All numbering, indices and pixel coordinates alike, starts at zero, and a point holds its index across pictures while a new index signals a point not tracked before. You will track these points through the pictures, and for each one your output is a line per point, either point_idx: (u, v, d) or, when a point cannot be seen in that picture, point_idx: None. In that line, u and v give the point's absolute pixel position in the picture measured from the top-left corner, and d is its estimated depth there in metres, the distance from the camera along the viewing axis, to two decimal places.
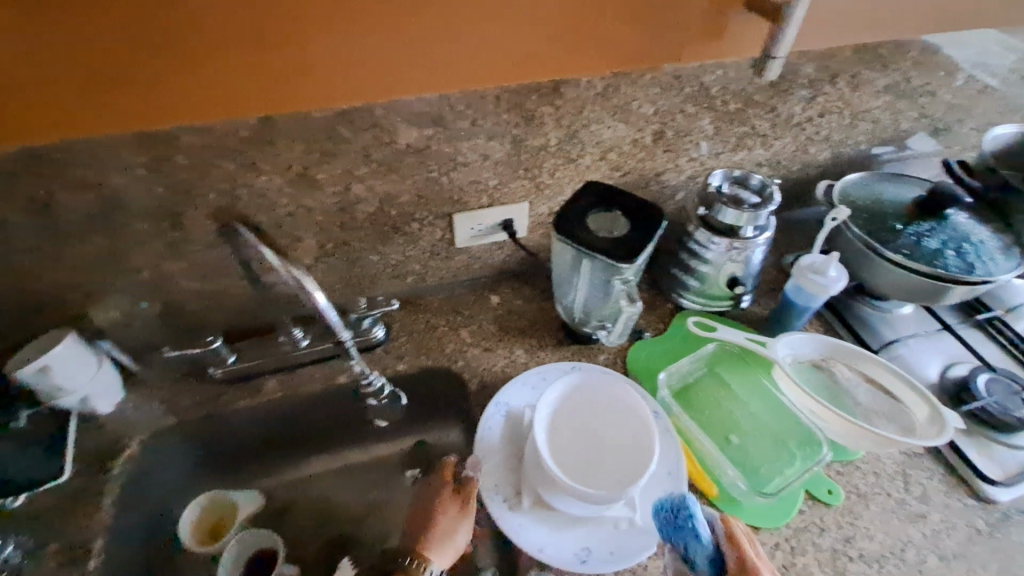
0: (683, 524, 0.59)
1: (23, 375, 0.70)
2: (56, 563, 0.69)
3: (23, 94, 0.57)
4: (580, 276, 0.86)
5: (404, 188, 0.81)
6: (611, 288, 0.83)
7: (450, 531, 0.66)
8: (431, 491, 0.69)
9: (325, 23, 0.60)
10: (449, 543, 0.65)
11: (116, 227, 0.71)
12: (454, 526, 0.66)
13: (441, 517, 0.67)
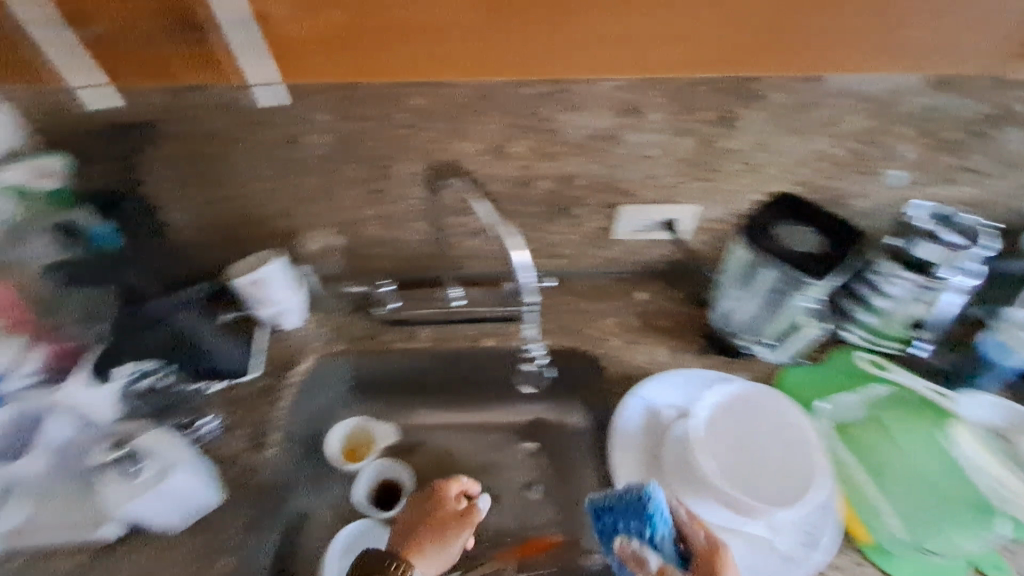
0: (624, 518, 0.63)
1: (241, 284, 0.84)
2: (242, 444, 0.80)
3: (303, 37, 0.67)
4: (750, 287, 0.87)
5: (582, 172, 0.84)
6: (784, 305, 0.85)
7: (433, 543, 0.76)
8: (422, 501, 0.80)
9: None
10: (423, 554, 0.75)
11: (335, 169, 0.82)
12: (447, 539, 0.76)
13: (428, 530, 0.77)
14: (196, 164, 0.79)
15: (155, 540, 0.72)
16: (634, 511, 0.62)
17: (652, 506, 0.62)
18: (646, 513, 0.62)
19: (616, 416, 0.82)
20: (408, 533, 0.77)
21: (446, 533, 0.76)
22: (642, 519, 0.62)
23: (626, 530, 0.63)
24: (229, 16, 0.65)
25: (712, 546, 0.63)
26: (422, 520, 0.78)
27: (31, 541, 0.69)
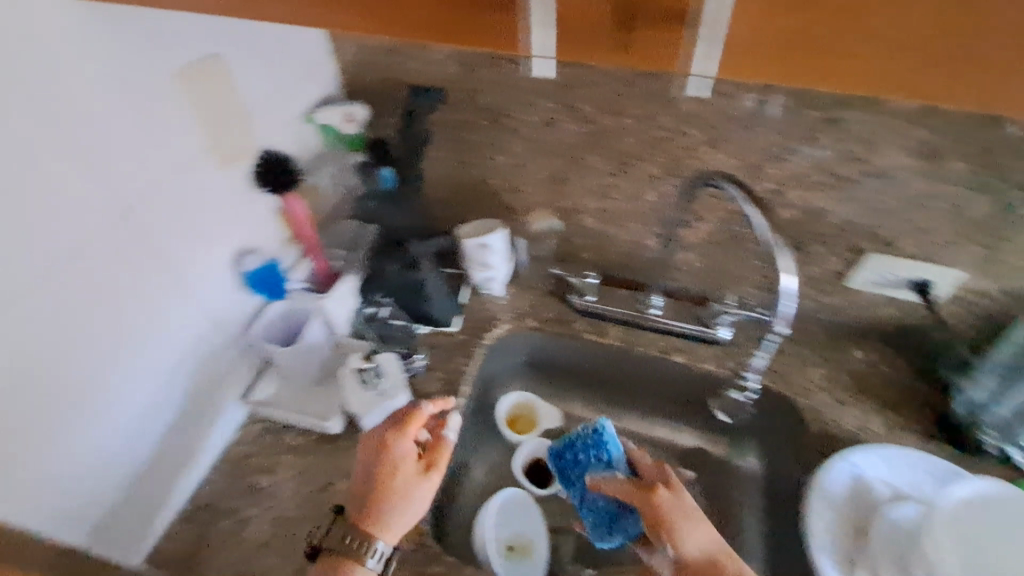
0: (583, 451, 0.77)
1: (468, 244, 0.89)
2: (438, 387, 0.88)
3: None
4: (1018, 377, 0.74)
5: (836, 210, 0.78)
6: None
7: (396, 498, 0.66)
8: (380, 457, 0.69)
9: None
10: (393, 521, 0.65)
11: (580, 158, 0.85)
12: (412, 501, 0.67)
13: (388, 481, 0.67)
14: (458, 131, 0.88)
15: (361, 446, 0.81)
16: (590, 441, 0.76)
17: (604, 433, 0.76)
18: (601, 440, 0.76)
19: (818, 476, 0.76)
20: (367, 495, 0.67)
21: (409, 485, 0.67)
22: (597, 445, 0.76)
23: (591, 465, 0.75)
24: None
25: (664, 474, 0.70)
26: (379, 474, 0.68)
27: (274, 412, 0.82)
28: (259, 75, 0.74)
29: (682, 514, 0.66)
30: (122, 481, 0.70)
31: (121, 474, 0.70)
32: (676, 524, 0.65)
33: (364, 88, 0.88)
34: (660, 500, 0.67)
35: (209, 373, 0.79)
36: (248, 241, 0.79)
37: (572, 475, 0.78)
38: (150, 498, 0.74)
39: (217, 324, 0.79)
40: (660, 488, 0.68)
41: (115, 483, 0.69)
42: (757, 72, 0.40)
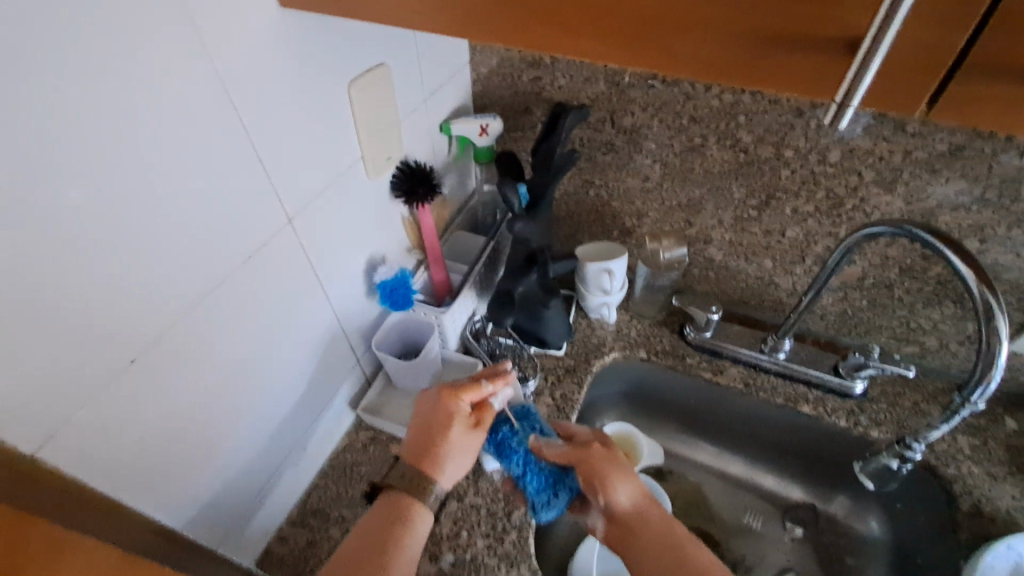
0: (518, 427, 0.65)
1: (590, 268, 0.87)
2: (546, 412, 0.85)
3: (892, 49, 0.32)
4: None
5: (1019, 267, 0.70)
6: None
7: (447, 448, 0.60)
8: (439, 404, 0.61)
9: None
10: (446, 468, 0.60)
11: (720, 187, 0.81)
12: (470, 449, 0.61)
13: (436, 432, 0.60)
14: (592, 151, 0.87)
15: (469, 465, 0.80)
16: (522, 415, 0.67)
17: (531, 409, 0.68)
18: (530, 414, 0.67)
19: (977, 559, 0.66)
20: (418, 442, 0.61)
21: (457, 440, 0.60)
22: (529, 418, 0.67)
23: (525, 433, 0.65)
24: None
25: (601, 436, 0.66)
26: (431, 421, 0.61)
27: (387, 424, 0.82)
28: (408, 85, 0.73)
29: (613, 468, 0.60)
30: (254, 493, 0.68)
31: (262, 486, 0.69)
32: (616, 484, 0.59)
33: (501, 102, 0.88)
34: (596, 457, 0.60)
35: (333, 384, 0.78)
36: (378, 251, 0.78)
37: (510, 450, 0.63)
38: (279, 509, 0.73)
39: (344, 336, 0.77)
40: (593, 445, 0.62)
41: (248, 496, 0.67)
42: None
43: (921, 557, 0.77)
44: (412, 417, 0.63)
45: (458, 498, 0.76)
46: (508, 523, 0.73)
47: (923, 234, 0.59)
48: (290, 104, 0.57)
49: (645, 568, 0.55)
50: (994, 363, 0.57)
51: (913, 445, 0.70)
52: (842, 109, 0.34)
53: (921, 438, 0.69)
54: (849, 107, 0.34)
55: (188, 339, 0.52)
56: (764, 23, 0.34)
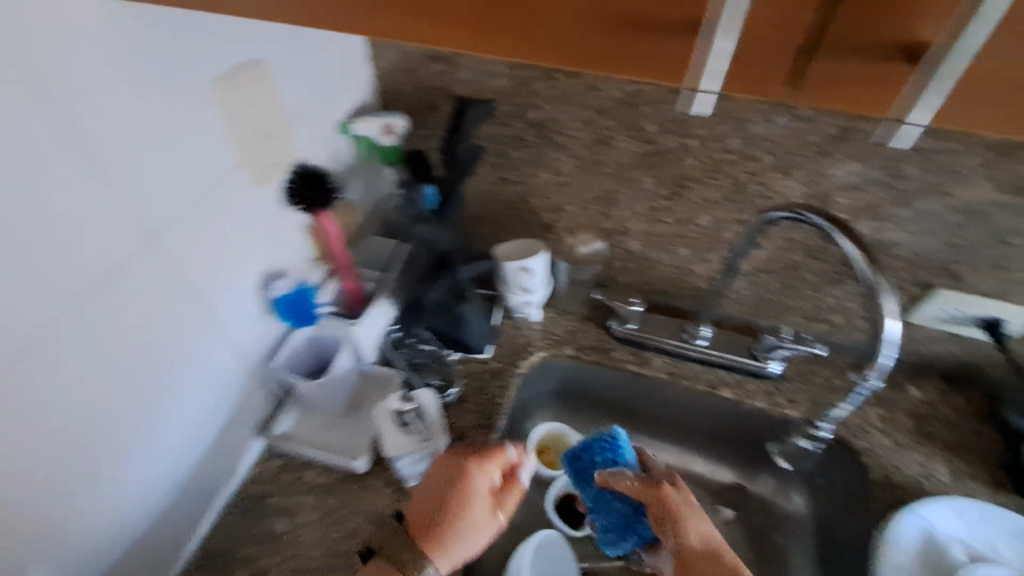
0: (599, 455, 0.66)
1: (508, 268, 0.84)
2: (472, 421, 0.81)
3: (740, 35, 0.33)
4: None
5: (912, 243, 0.73)
6: None
7: (464, 526, 0.56)
8: (452, 480, 0.58)
9: None
10: (454, 549, 0.56)
11: (632, 178, 0.81)
12: (478, 535, 0.57)
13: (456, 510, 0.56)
14: (504, 147, 0.84)
15: (390, 484, 0.75)
16: (607, 444, 0.66)
17: (620, 436, 0.66)
18: (617, 444, 0.66)
19: (887, 527, 0.68)
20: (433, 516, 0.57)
21: (467, 526, 0.56)
22: (615, 450, 0.65)
23: (602, 463, 0.65)
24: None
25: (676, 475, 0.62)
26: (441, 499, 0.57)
27: (296, 448, 0.76)
28: (295, 83, 0.68)
29: (684, 509, 0.57)
30: (131, 536, 0.62)
31: (142, 526, 0.63)
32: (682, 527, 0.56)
33: (404, 99, 0.83)
34: (667, 496, 0.58)
35: (231, 409, 0.72)
36: (276, 263, 0.73)
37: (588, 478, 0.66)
38: (168, 547, 0.67)
39: (240, 357, 0.71)
40: (666, 485, 0.59)
41: (122, 539, 0.61)
42: (971, 123, 0.34)
43: (839, 529, 0.79)
44: (417, 486, 0.60)
45: (379, 522, 0.72)
46: None
47: (818, 219, 0.60)
48: (147, 105, 0.51)
49: None
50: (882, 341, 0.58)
51: (819, 424, 0.73)
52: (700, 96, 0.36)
53: (826, 418, 0.72)
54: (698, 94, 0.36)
55: (22, 384, 0.46)
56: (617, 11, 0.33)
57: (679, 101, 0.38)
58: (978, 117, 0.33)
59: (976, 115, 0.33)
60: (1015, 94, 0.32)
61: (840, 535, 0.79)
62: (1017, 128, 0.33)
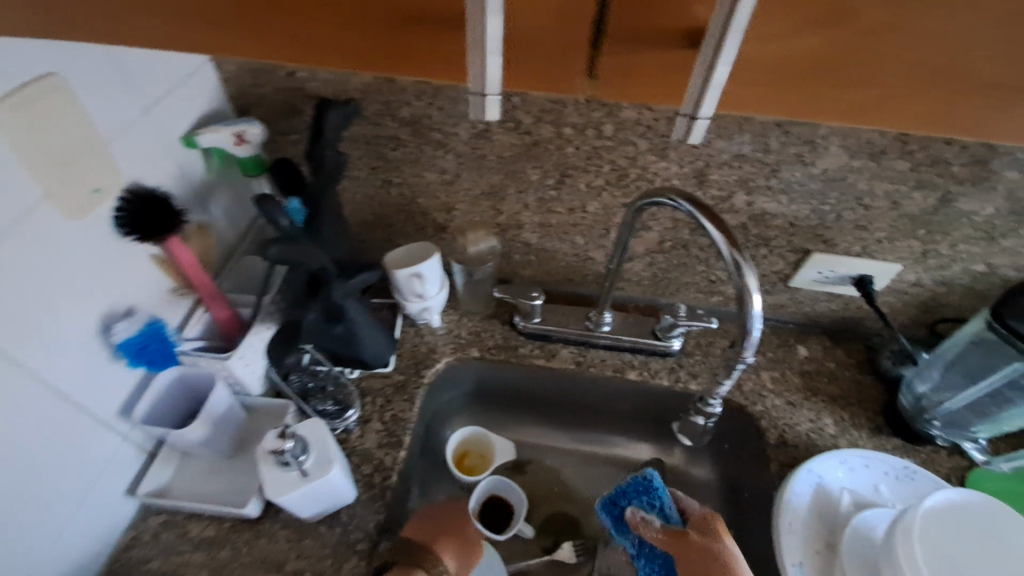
0: (634, 499, 0.68)
1: (399, 276, 0.80)
2: (376, 442, 0.77)
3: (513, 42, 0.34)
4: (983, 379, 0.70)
5: (784, 213, 0.76)
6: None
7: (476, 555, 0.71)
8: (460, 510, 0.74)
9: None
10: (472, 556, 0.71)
11: (516, 171, 0.78)
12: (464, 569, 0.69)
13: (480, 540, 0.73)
14: (379, 147, 0.78)
15: (289, 525, 0.69)
16: (641, 488, 0.67)
17: (655, 478, 0.67)
18: (652, 486, 0.67)
19: (784, 489, 0.71)
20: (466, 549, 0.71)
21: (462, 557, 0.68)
22: (650, 492, 0.67)
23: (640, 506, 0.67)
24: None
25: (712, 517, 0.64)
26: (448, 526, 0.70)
27: (175, 502, 0.69)
28: (113, 97, 0.60)
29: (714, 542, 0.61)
30: None
31: None
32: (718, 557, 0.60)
33: (259, 103, 0.75)
34: (696, 550, 0.61)
35: (83, 478, 0.62)
36: (119, 303, 0.63)
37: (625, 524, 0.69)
38: None
39: (89, 415, 0.62)
40: (697, 539, 0.62)
41: None
42: (766, 108, 0.36)
43: (746, 491, 0.83)
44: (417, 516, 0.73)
45: (278, 567, 0.66)
46: None
47: (686, 205, 0.60)
48: None
49: None
50: (751, 320, 0.59)
51: (711, 401, 0.73)
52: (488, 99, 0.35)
53: (715, 395, 0.72)
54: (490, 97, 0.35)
55: None
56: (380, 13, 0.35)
57: (471, 107, 0.36)
58: (767, 103, 0.35)
59: (768, 101, 0.35)
60: (792, 82, 0.34)
61: (746, 497, 0.83)
62: (802, 108, 0.35)
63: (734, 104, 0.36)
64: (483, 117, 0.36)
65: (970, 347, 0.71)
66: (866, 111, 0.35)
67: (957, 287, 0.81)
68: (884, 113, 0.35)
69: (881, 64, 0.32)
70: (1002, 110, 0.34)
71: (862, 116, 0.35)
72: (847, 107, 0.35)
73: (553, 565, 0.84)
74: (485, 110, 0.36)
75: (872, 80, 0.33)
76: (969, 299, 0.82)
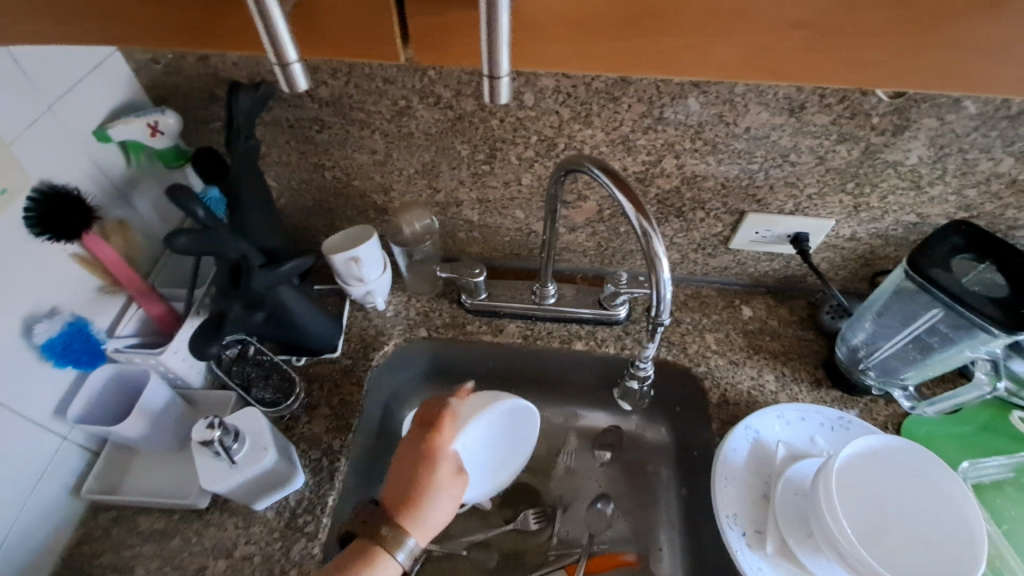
0: None
1: (337, 260, 0.79)
2: (323, 427, 0.77)
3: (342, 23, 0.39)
4: (906, 329, 0.72)
5: (714, 173, 0.75)
6: (949, 351, 0.70)
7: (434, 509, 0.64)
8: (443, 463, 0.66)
9: None
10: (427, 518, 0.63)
11: (444, 147, 0.77)
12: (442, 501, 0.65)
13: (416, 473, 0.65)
14: (305, 130, 0.77)
15: (237, 512, 0.70)
16: None
17: None
18: None
19: (722, 446, 0.72)
20: (399, 490, 0.65)
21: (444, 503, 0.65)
22: None
23: None
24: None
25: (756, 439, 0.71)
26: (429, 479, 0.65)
27: (117, 498, 0.69)
28: (8, 95, 0.58)
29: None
30: None
31: None
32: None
33: (175, 93, 0.73)
34: None
35: (21, 479, 0.63)
36: (41, 303, 0.63)
37: None
38: None
39: (20, 419, 0.62)
40: None
41: None
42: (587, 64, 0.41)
43: (695, 450, 0.84)
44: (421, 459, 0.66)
45: (227, 554, 0.67)
46: (288, 562, 0.67)
47: (600, 175, 0.60)
48: None
49: None
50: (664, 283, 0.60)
51: (642, 364, 0.74)
52: (291, 68, 0.37)
53: (643, 358, 0.73)
54: (291, 63, 0.37)
55: None
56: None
57: (278, 77, 0.38)
58: (588, 58, 0.40)
59: (585, 57, 0.40)
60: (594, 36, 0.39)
61: (695, 455, 0.84)
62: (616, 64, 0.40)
63: (544, 61, 0.41)
64: (291, 87, 0.38)
65: (892, 298, 0.72)
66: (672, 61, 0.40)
67: (892, 239, 0.81)
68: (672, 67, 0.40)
69: (673, 10, 0.37)
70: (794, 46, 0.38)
71: (675, 68, 0.40)
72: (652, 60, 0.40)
73: (512, 534, 0.86)
74: (293, 80, 0.38)
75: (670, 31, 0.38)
76: (905, 250, 0.83)
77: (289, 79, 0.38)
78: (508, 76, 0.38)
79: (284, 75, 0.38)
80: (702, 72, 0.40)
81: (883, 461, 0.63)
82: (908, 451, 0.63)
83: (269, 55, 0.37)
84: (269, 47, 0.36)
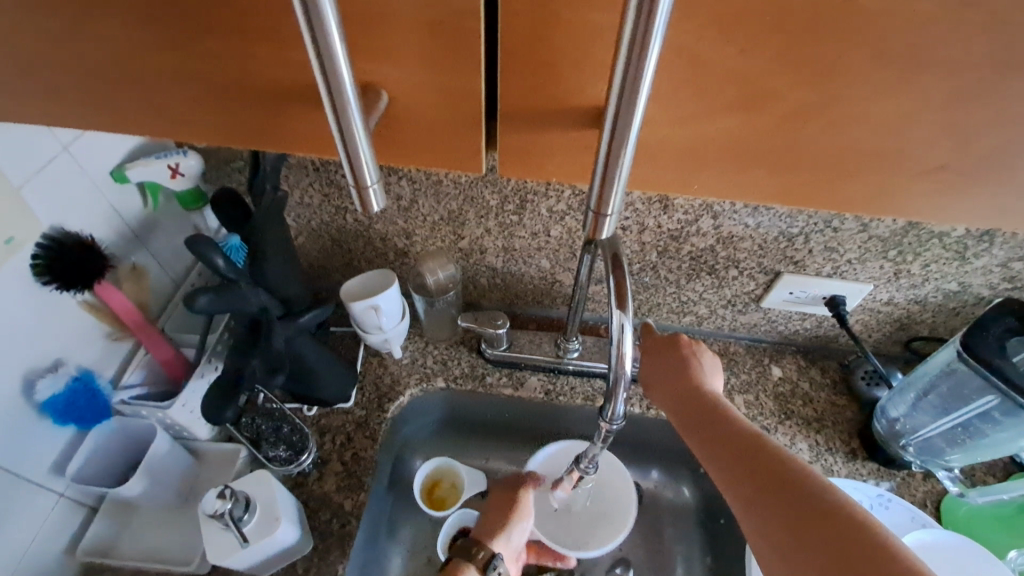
0: None
1: (357, 310, 0.75)
2: (336, 485, 0.73)
3: (420, 113, 0.41)
4: (958, 412, 0.69)
5: (752, 235, 0.73)
6: (1002, 436, 0.67)
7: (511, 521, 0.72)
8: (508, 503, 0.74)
9: (852, 77, 0.35)
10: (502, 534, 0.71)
11: (473, 195, 0.74)
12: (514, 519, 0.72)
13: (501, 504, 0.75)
14: (330, 174, 0.75)
15: None
16: None
17: None
18: None
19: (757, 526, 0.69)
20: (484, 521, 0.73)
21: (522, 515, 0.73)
22: None
23: None
24: (205, 59, 0.39)
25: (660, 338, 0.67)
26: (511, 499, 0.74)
27: (122, 557, 0.65)
28: (25, 139, 0.55)
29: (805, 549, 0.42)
30: None
31: None
32: (811, 513, 0.43)
33: None
34: None
35: (18, 541, 0.59)
36: (45, 355, 0.60)
37: None
38: None
39: (14, 477, 0.58)
40: None
41: None
42: (645, 155, 0.42)
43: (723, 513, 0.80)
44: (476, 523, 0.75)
45: None
46: None
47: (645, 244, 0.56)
48: None
49: (723, 479, 0.50)
50: (624, 377, 0.55)
51: (586, 462, 0.69)
52: (366, 190, 0.36)
53: (604, 435, 0.62)
54: (371, 187, 0.36)
55: None
56: (256, 74, 0.39)
57: (353, 199, 0.37)
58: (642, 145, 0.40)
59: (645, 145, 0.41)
60: (655, 143, 0.41)
61: (722, 523, 0.83)
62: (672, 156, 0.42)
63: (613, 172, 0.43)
64: (366, 208, 0.37)
65: (941, 377, 0.69)
66: (736, 155, 0.41)
67: (931, 306, 0.79)
68: (726, 156, 0.41)
69: (735, 98, 0.37)
70: (860, 147, 0.39)
71: (714, 155, 0.41)
72: (712, 149, 0.41)
73: None
74: (367, 202, 0.37)
75: (732, 122, 0.38)
76: (943, 317, 0.80)
77: (363, 201, 0.37)
78: (613, 215, 0.39)
79: (357, 196, 0.37)
80: (754, 165, 0.41)
81: (938, 557, 0.63)
82: (960, 546, 0.64)
83: (347, 178, 0.36)
84: (347, 170, 0.36)
